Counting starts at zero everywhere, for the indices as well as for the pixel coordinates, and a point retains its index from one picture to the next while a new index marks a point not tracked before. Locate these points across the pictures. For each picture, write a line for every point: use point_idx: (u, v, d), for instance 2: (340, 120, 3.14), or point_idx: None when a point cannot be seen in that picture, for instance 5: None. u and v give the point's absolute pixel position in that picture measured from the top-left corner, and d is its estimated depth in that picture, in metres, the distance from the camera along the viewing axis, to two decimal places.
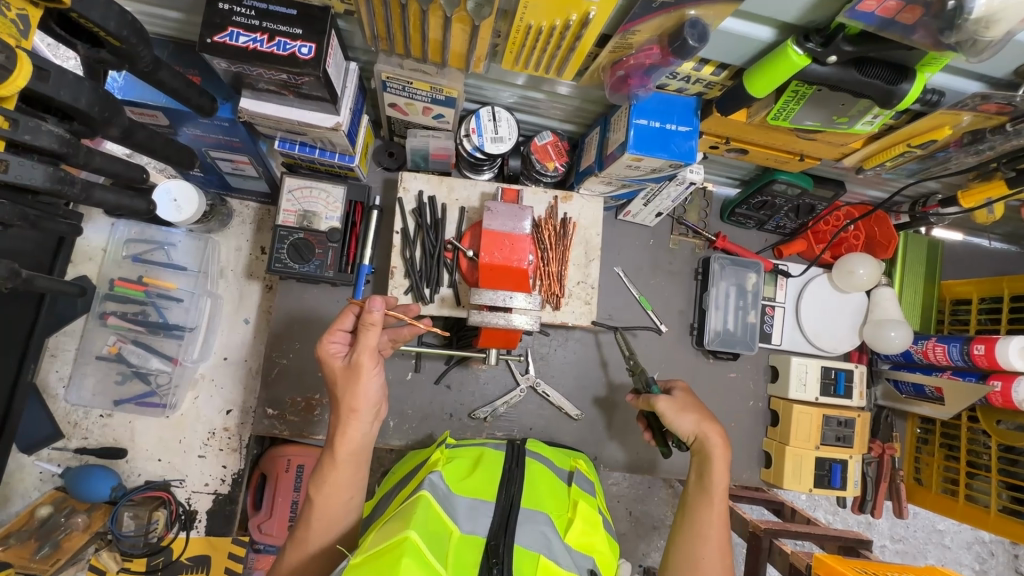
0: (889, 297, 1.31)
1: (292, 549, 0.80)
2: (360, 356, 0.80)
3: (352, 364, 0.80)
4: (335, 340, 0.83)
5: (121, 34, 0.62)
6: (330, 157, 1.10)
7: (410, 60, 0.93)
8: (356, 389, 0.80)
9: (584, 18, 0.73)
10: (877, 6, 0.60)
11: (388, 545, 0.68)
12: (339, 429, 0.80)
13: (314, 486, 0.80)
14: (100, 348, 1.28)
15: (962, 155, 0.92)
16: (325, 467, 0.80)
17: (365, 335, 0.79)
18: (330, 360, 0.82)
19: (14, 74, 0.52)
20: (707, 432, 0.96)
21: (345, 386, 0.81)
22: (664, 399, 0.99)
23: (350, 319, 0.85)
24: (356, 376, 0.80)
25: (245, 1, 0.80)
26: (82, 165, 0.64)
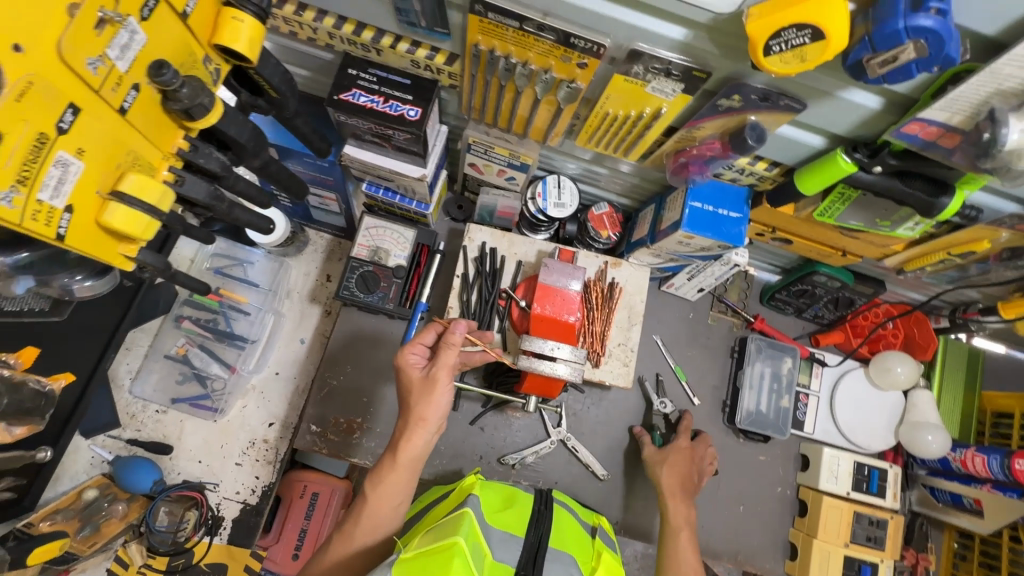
0: (927, 401, 1.31)
1: (338, 543, 0.85)
2: (437, 371, 0.87)
3: (428, 377, 0.87)
4: (415, 352, 0.91)
5: (279, 87, 0.76)
6: (408, 203, 1.23)
7: (496, 129, 1.06)
8: (429, 400, 0.87)
9: (657, 111, 0.85)
10: (920, 130, 0.69)
11: (439, 546, 0.74)
12: (405, 435, 0.87)
13: (369, 484, 0.87)
14: (169, 348, 1.40)
15: (1002, 268, 0.97)
16: (384, 468, 0.87)
17: (445, 352, 0.88)
18: (409, 369, 0.90)
19: (210, 113, 0.62)
20: (671, 482, 1.15)
21: (420, 398, 0.87)
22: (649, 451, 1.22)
23: (431, 334, 0.93)
24: (431, 390, 0.87)
25: (370, 69, 0.96)
26: (229, 186, 0.73)
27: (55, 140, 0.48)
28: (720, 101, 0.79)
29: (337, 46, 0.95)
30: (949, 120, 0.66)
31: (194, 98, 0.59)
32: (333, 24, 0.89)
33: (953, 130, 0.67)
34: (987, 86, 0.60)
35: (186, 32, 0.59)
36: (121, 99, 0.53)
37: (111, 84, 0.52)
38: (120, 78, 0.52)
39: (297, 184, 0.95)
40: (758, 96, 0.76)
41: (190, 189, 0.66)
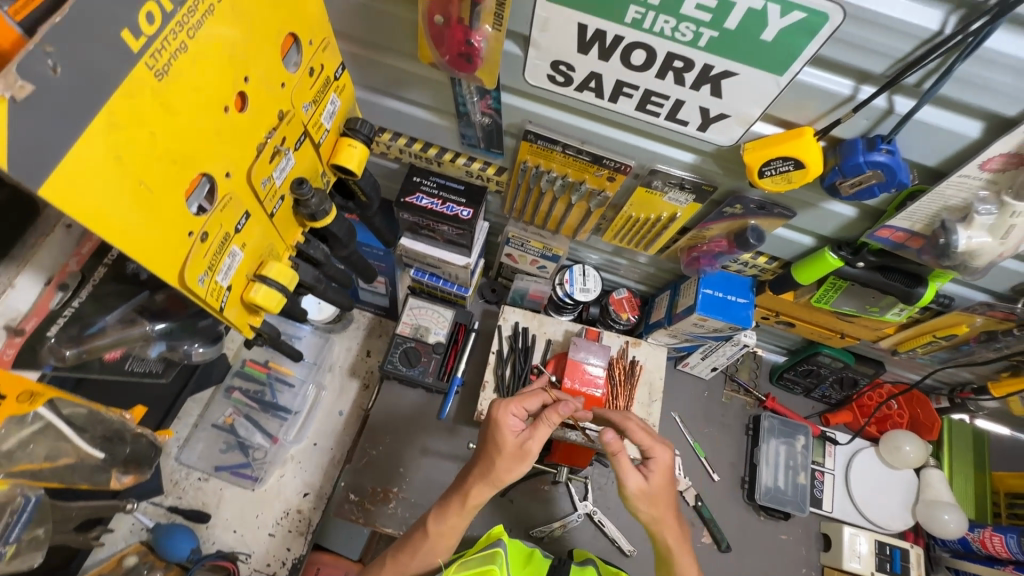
0: (939, 479, 1.37)
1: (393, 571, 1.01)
2: (530, 443, 0.99)
3: (521, 447, 0.98)
4: (513, 413, 1.02)
5: (368, 193, 0.94)
6: (450, 287, 1.39)
7: (532, 226, 1.25)
8: (513, 469, 0.99)
9: (672, 215, 1.03)
10: (890, 233, 0.86)
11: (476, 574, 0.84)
12: (476, 490, 0.99)
13: (434, 519, 1.02)
14: (217, 418, 1.49)
15: (984, 350, 1.08)
16: (449, 510, 1.01)
17: (544, 428, 0.99)
18: (506, 431, 0.99)
19: (327, 215, 0.79)
20: (666, 532, 1.00)
21: (507, 461, 0.98)
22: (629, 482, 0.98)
23: (531, 401, 1.05)
24: (520, 459, 0.98)
25: (431, 178, 1.16)
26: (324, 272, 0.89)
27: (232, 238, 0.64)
28: (726, 208, 0.96)
29: (405, 158, 1.16)
30: (913, 227, 0.83)
31: (319, 205, 0.76)
32: (405, 143, 1.10)
33: (918, 234, 0.83)
34: (934, 203, 0.77)
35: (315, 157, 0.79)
36: (273, 207, 0.71)
37: (269, 196, 0.69)
38: (274, 192, 0.70)
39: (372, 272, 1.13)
40: (756, 205, 0.93)
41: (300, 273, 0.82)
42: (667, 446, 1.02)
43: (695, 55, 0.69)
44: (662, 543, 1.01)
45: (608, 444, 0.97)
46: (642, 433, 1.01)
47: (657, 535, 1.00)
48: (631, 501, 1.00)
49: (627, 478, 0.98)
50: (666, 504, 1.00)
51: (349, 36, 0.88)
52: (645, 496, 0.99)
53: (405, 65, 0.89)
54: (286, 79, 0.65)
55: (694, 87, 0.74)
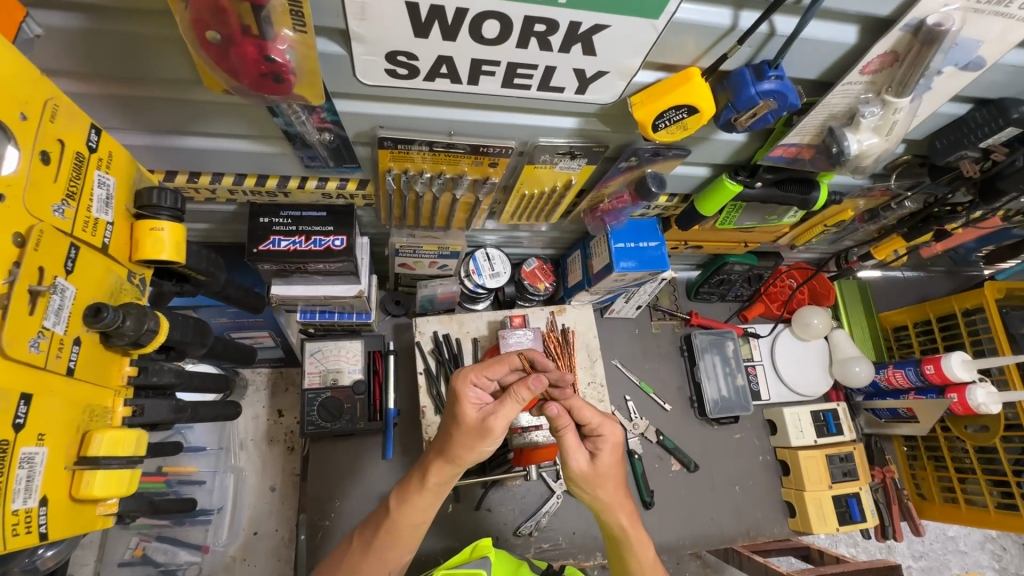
0: (845, 338, 1.52)
1: (357, 557, 0.91)
2: (494, 421, 0.85)
3: (484, 425, 0.85)
4: (475, 385, 0.92)
5: (206, 268, 0.73)
6: (348, 318, 1.21)
7: (419, 229, 1.09)
8: (473, 446, 0.87)
9: (567, 183, 0.93)
10: (781, 151, 0.83)
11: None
12: (435, 463, 0.91)
13: (397, 498, 0.93)
14: (123, 553, 1.23)
15: (866, 224, 1.16)
16: (411, 488, 0.93)
17: (509, 404, 0.85)
18: (467, 405, 0.89)
19: (159, 332, 0.58)
20: (617, 511, 0.90)
21: (467, 437, 0.87)
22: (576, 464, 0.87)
23: (496, 369, 0.96)
24: (482, 436, 0.86)
25: (282, 212, 0.95)
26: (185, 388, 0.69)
27: (15, 439, 0.43)
28: (622, 164, 0.88)
29: (241, 198, 0.93)
30: (801, 141, 0.80)
31: (140, 327, 0.55)
32: (232, 181, 0.88)
33: (807, 146, 0.81)
34: (821, 115, 0.74)
35: (109, 262, 0.57)
36: (68, 360, 0.49)
37: (55, 352, 0.47)
38: (61, 342, 0.48)
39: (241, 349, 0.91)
40: (651, 154, 0.86)
41: (153, 414, 0.61)
42: (617, 420, 0.90)
43: (557, 15, 0.57)
44: (614, 525, 0.91)
45: (553, 418, 0.86)
46: (590, 410, 0.88)
47: (607, 518, 0.91)
48: (577, 482, 0.89)
49: (573, 458, 0.88)
50: (612, 484, 0.89)
51: (94, 74, 0.63)
52: (591, 477, 0.88)
53: (191, 96, 0.66)
54: (1, 187, 0.43)
55: (562, 50, 0.62)
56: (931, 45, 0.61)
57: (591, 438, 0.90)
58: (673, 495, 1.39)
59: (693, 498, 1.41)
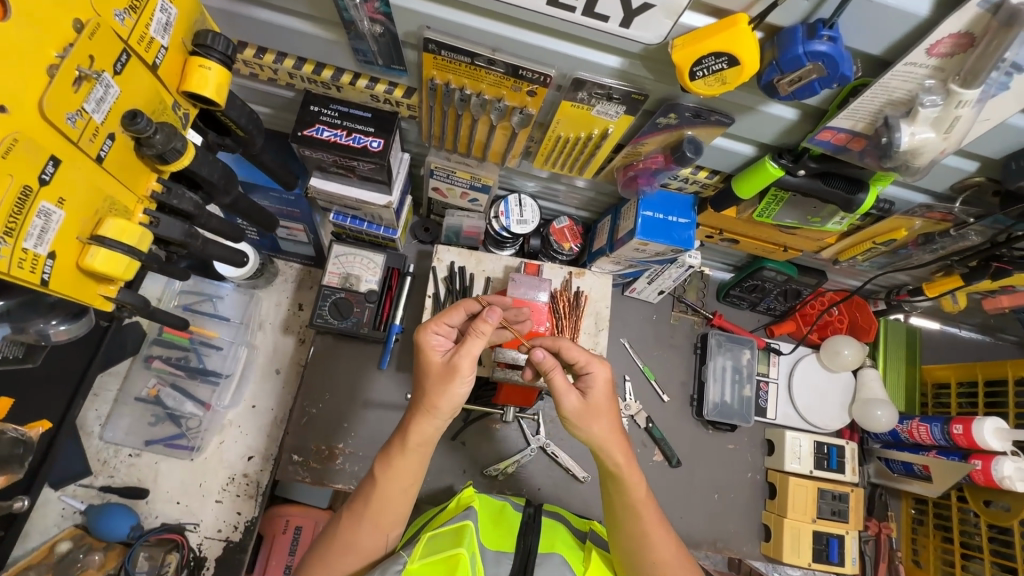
0: (875, 379, 1.41)
1: (351, 523, 0.88)
2: (460, 359, 0.86)
3: (449, 364, 0.86)
4: (437, 333, 0.91)
5: (246, 126, 0.80)
6: (376, 229, 1.27)
7: (456, 154, 1.12)
8: (446, 389, 0.86)
9: (603, 132, 0.92)
10: (831, 137, 0.78)
11: (443, 556, 0.81)
12: (412, 423, 0.88)
13: (380, 464, 0.89)
14: (140, 390, 1.38)
15: (921, 252, 1.08)
16: (392, 452, 0.88)
17: (472, 340, 0.86)
18: (432, 353, 0.90)
19: (184, 154, 0.65)
20: (611, 448, 0.92)
21: (437, 383, 0.87)
22: (571, 401, 0.91)
23: (454, 315, 0.94)
24: (450, 377, 0.86)
25: (331, 105, 1.00)
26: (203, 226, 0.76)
27: (38, 191, 0.51)
28: (659, 119, 0.86)
29: (298, 84, 0.99)
30: (854, 127, 0.75)
31: (167, 143, 0.62)
32: (293, 64, 0.93)
33: (859, 135, 0.77)
34: (879, 97, 0.69)
35: (155, 83, 0.64)
36: (99, 148, 0.57)
37: (88, 135, 0.55)
38: (96, 130, 0.56)
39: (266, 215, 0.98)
40: (691, 114, 0.84)
41: (166, 229, 0.68)
42: (605, 360, 0.95)
43: None
44: (608, 462, 0.93)
45: (537, 362, 0.91)
46: (575, 350, 0.93)
47: (602, 454, 0.93)
48: (570, 422, 0.92)
49: (564, 399, 0.91)
50: (607, 418, 0.93)
51: None
52: (582, 415, 0.91)
53: None
54: None
55: None
56: (1011, 27, 0.56)
57: (581, 378, 0.95)
58: (648, 484, 1.36)
59: (667, 493, 1.37)
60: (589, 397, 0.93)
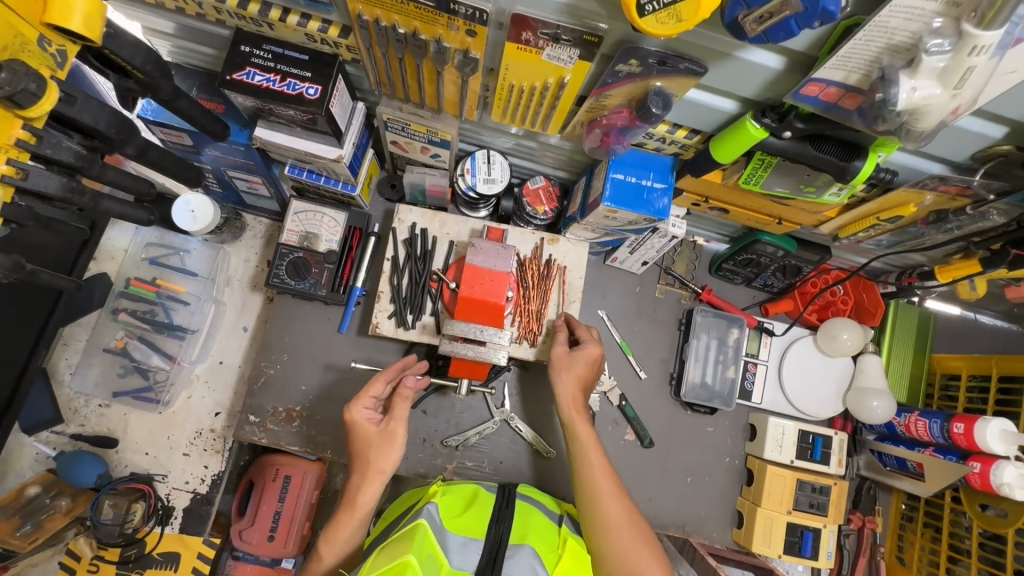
0: (875, 366, 1.29)
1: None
2: (393, 424, 0.97)
3: (387, 430, 0.96)
4: (364, 407, 0.99)
5: (145, 68, 0.71)
6: (333, 185, 1.18)
7: (409, 105, 1.01)
8: (388, 454, 0.96)
9: (559, 81, 0.80)
10: (819, 90, 0.64)
11: (392, 564, 0.81)
12: (356, 491, 0.95)
13: (327, 538, 0.95)
14: (109, 341, 1.36)
15: (932, 231, 0.94)
16: (341, 522, 0.95)
17: (400, 405, 0.99)
18: (364, 424, 0.97)
19: (42, 96, 0.58)
20: (569, 400, 1.06)
21: (377, 451, 0.96)
22: (558, 351, 1.09)
23: (377, 386, 1.01)
24: (387, 442, 0.96)
25: (265, 45, 0.90)
26: (97, 178, 0.72)
27: None
28: (619, 66, 0.74)
29: (228, 20, 0.89)
30: (846, 80, 0.62)
31: (12, 83, 0.54)
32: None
33: (852, 90, 0.63)
34: (876, 41, 0.56)
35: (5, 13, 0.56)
36: None
37: None
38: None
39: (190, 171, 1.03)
40: (656, 60, 0.71)
41: (38, 182, 0.62)
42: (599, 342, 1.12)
43: None
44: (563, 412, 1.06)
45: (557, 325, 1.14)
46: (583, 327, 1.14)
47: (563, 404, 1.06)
48: (551, 368, 1.08)
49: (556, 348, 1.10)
50: (572, 376, 1.07)
51: None
52: (563, 366, 1.08)
53: None
54: None
55: None
56: None
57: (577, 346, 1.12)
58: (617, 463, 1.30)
59: (638, 474, 1.31)
60: (571, 353, 1.09)
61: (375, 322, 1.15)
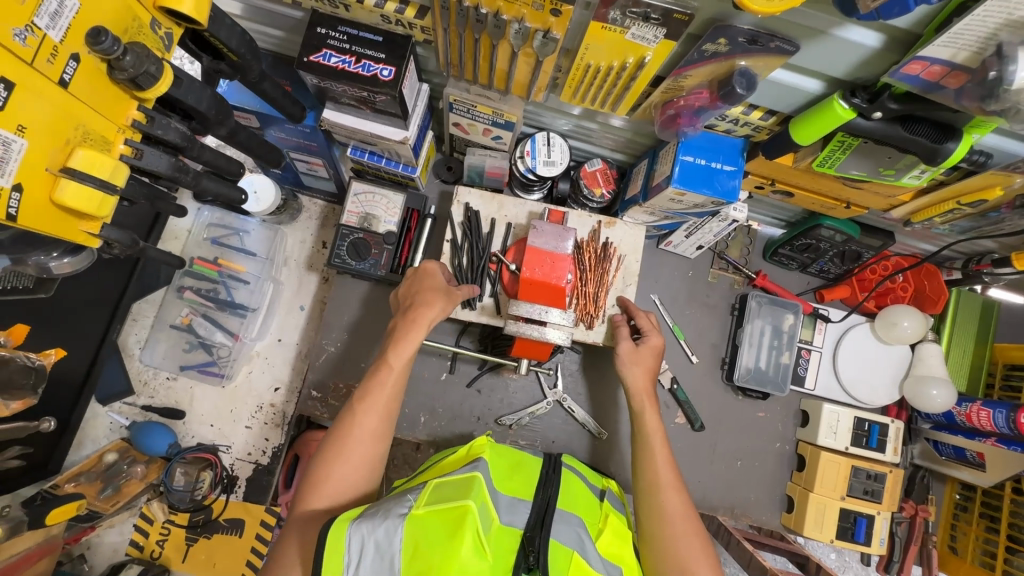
0: (934, 354, 1.27)
1: (362, 410, 0.95)
2: (458, 288, 1.07)
3: (451, 289, 1.06)
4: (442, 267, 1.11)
5: (238, 50, 0.74)
6: (394, 167, 1.20)
7: (476, 86, 1.01)
8: (451, 304, 1.05)
9: (640, 60, 0.80)
10: (921, 69, 0.63)
11: (452, 506, 0.79)
12: (419, 312, 1.02)
13: (394, 351, 1.00)
14: (174, 318, 1.42)
15: (1015, 216, 0.91)
16: (406, 339, 1.00)
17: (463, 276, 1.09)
18: (431, 276, 1.07)
19: (160, 80, 0.66)
20: (641, 391, 1.08)
21: (441, 299, 1.04)
22: (626, 344, 1.10)
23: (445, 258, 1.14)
24: (448, 296, 1.05)
25: (340, 27, 0.91)
26: (194, 157, 0.79)
27: None
28: (706, 46, 0.73)
29: (305, 2, 0.90)
30: (954, 58, 0.60)
31: (137, 66, 0.62)
32: None
33: (958, 69, 0.61)
34: (995, 18, 0.55)
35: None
36: (61, 70, 0.58)
37: (45, 55, 0.56)
38: (54, 49, 0.57)
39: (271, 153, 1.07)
40: (746, 39, 0.70)
41: (151, 162, 0.70)
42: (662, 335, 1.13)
43: None
44: (634, 400, 1.09)
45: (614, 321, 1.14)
46: (646, 318, 1.12)
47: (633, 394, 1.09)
48: (619, 359, 1.10)
49: (620, 342, 1.10)
50: (643, 370, 1.10)
51: None
52: (631, 359, 1.10)
53: None
54: None
55: None
56: None
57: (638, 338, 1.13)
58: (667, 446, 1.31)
59: (688, 456, 1.32)
60: (637, 346, 1.11)
61: None
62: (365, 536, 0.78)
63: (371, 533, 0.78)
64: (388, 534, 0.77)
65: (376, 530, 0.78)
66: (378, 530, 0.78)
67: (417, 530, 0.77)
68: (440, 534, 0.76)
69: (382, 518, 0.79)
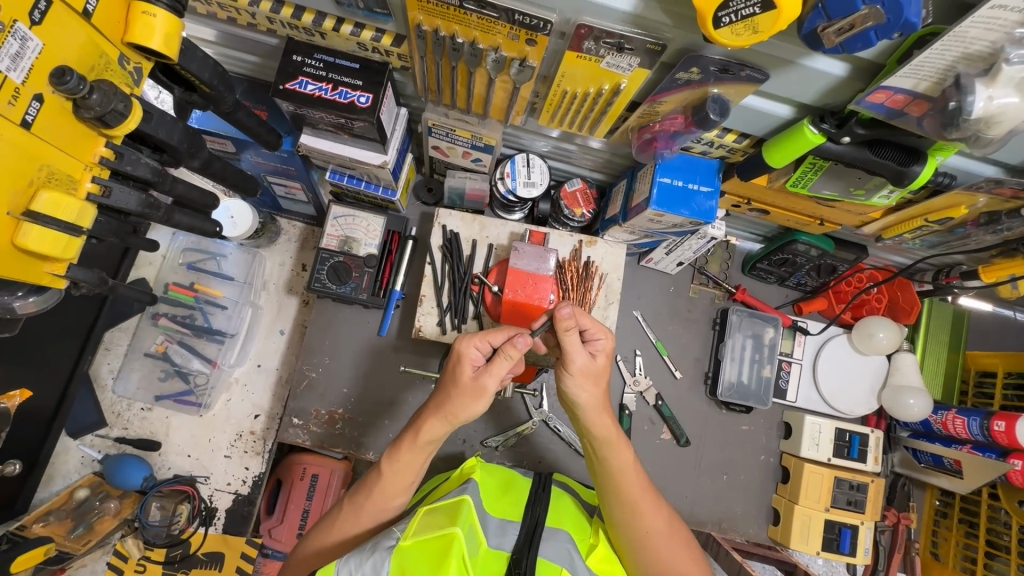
0: (910, 364, 1.29)
1: (345, 517, 0.89)
2: (486, 379, 0.81)
3: (478, 384, 0.81)
4: (477, 346, 0.83)
5: (210, 82, 0.73)
6: (374, 190, 1.19)
7: (455, 110, 1.02)
8: (470, 405, 0.82)
9: (615, 87, 0.81)
10: (886, 98, 0.65)
11: (438, 535, 0.78)
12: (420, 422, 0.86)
13: (397, 467, 0.87)
14: (149, 346, 1.38)
15: (981, 232, 0.94)
16: (410, 459, 0.86)
17: (503, 363, 0.81)
18: (465, 364, 0.82)
19: (129, 118, 0.65)
20: (596, 416, 0.88)
21: (462, 395, 0.82)
22: (581, 356, 0.84)
23: (500, 335, 0.85)
24: (475, 396, 0.81)
25: (316, 54, 0.91)
26: (166, 190, 0.78)
27: None
28: (680, 74, 0.75)
29: (279, 30, 0.90)
30: (916, 87, 0.63)
31: (105, 104, 0.61)
32: (270, 9, 0.83)
33: (920, 97, 0.64)
34: (952, 51, 0.57)
35: (91, 33, 0.61)
36: (24, 111, 0.57)
37: (7, 97, 0.55)
38: (17, 91, 0.56)
39: (248, 181, 1.06)
40: (717, 68, 0.71)
41: (119, 198, 0.69)
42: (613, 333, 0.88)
43: None
44: (594, 430, 0.89)
45: (559, 319, 0.80)
46: (590, 317, 0.85)
47: (590, 423, 0.88)
48: (571, 380, 0.85)
49: (575, 356, 0.83)
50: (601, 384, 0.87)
51: None
52: (588, 375, 0.85)
53: None
54: None
55: None
56: None
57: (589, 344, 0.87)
58: (655, 464, 1.31)
59: (676, 472, 1.31)
60: (594, 360, 0.86)
61: (418, 325, 1.16)
62: (353, 571, 0.74)
63: (358, 568, 0.75)
64: (376, 569, 0.75)
65: (363, 564, 0.75)
66: (366, 564, 0.75)
67: (405, 561, 0.76)
68: (429, 565, 0.76)
69: (369, 552, 0.77)
